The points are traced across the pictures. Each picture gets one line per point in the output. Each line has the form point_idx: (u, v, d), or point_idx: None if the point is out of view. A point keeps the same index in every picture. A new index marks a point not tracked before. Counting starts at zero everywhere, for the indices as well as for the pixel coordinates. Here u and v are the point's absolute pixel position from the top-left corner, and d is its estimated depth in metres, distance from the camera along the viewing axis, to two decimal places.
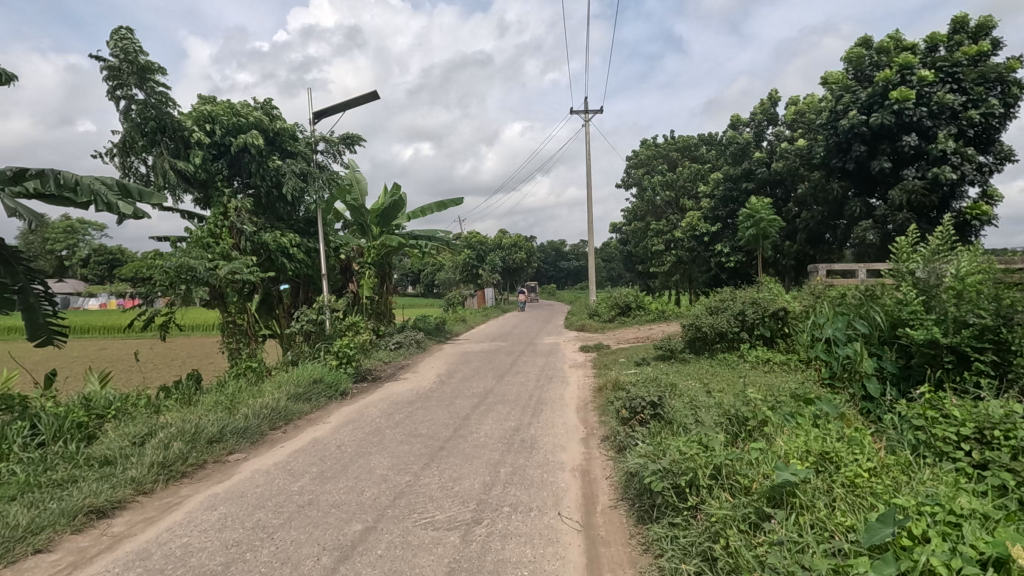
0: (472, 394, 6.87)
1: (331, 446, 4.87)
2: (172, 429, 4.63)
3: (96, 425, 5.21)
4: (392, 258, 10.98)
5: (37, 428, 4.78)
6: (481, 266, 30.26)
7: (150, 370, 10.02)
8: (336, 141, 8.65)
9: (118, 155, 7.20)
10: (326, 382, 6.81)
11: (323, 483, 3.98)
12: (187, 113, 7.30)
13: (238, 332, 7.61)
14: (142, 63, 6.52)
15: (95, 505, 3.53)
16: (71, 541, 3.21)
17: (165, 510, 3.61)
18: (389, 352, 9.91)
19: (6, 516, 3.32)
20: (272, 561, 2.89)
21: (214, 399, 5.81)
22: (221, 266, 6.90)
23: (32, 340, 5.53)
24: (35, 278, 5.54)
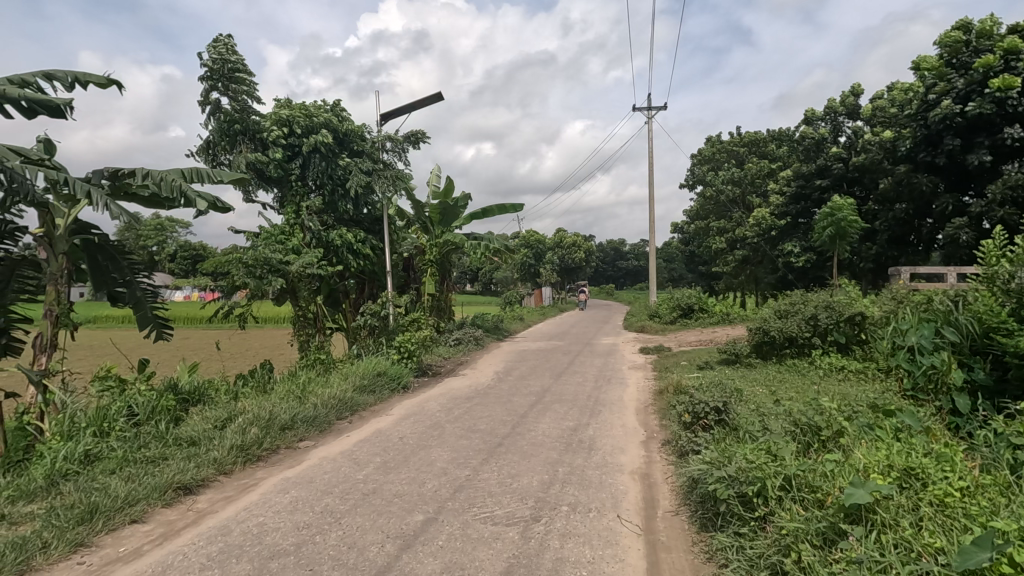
0: (529, 392, 6.90)
1: (393, 437, 5.03)
2: (250, 416, 4.94)
3: (182, 409, 5.61)
4: (452, 258, 11.19)
5: (132, 409, 5.20)
6: (540, 265, 30.28)
7: (228, 359, 10.68)
8: (400, 140, 8.91)
9: (205, 155, 7.70)
10: (389, 375, 7.05)
11: (386, 473, 4.11)
12: (267, 115, 7.73)
13: (308, 324, 8.01)
14: (234, 68, 7.00)
15: (182, 482, 3.81)
16: (161, 514, 3.49)
17: (242, 490, 3.85)
18: (449, 348, 10.12)
19: (107, 488, 3.65)
20: (340, 545, 3.01)
21: (286, 388, 6.14)
22: (294, 260, 7.28)
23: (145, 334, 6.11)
24: (138, 272, 6.04)
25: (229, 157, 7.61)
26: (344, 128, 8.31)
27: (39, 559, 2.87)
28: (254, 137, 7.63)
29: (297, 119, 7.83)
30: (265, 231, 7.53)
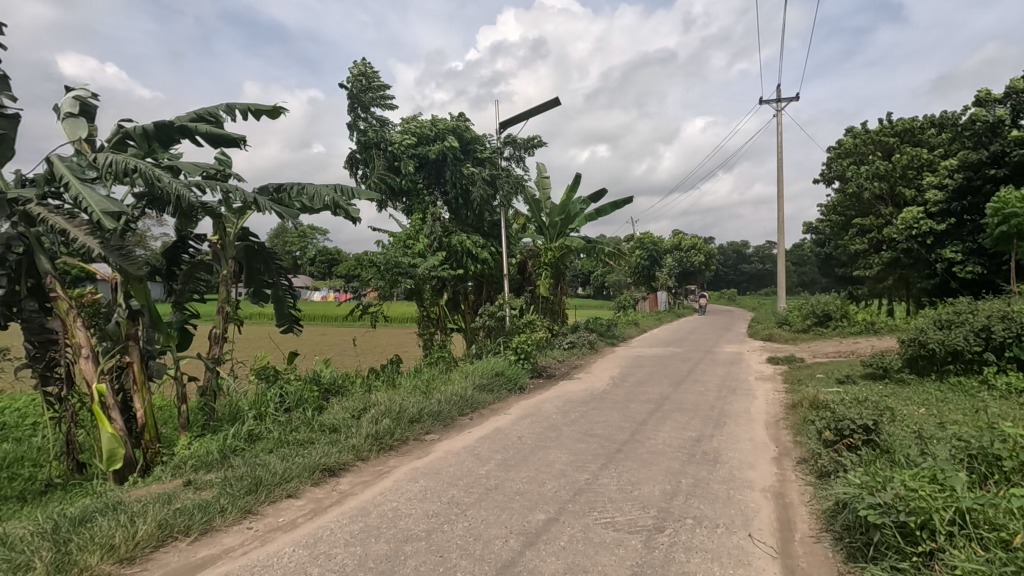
0: (648, 399, 6.71)
1: (512, 436, 5.16)
2: (383, 408, 5.35)
3: (325, 398, 6.21)
4: (567, 261, 11.15)
5: (284, 396, 5.85)
6: (655, 269, 29.31)
7: (359, 355, 11.61)
8: (519, 144, 9.13)
9: (350, 167, 8.59)
10: (506, 376, 7.24)
11: (506, 471, 4.23)
12: (400, 130, 8.34)
13: (430, 324, 8.49)
14: (371, 88, 7.69)
15: (326, 465, 4.20)
16: (311, 491, 3.88)
17: (378, 476, 4.18)
18: (563, 351, 10.18)
19: (268, 465, 4.15)
20: (466, 535, 3.16)
21: (413, 384, 6.56)
22: (421, 264, 7.79)
23: (280, 328, 7.04)
24: (282, 274, 6.79)
25: (366, 170, 8.32)
26: (467, 137, 8.70)
27: (219, 520, 3.33)
28: (386, 151, 8.20)
29: (426, 130, 8.37)
30: (393, 236, 8.09)
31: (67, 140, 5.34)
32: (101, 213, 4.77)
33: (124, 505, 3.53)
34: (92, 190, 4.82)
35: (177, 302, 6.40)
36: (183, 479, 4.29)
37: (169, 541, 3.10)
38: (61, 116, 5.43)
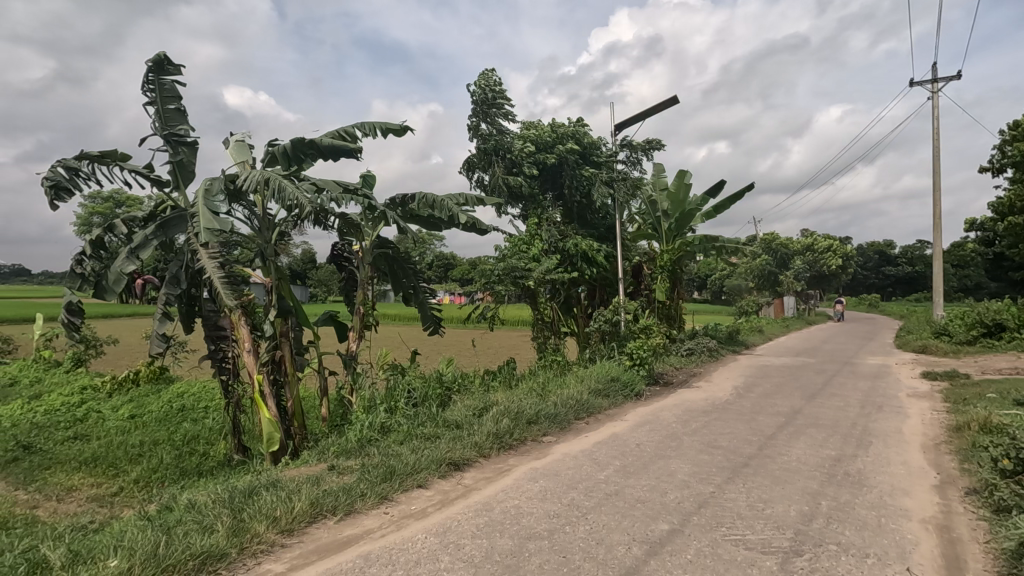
0: (777, 412, 6.24)
1: (630, 443, 5.07)
2: (503, 409, 5.53)
3: (448, 395, 6.55)
4: (684, 264, 10.65)
5: (412, 393, 6.26)
6: (782, 273, 27.13)
7: (475, 355, 12.06)
8: (637, 147, 8.98)
9: (469, 171, 8.97)
10: (622, 382, 7.13)
11: (626, 477, 4.17)
12: (518, 136, 8.57)
13: (544, 326, 8.61)
14: (493, 98, 7.99)
15: (453, 459, 4.42)
16: (439, 483, 4.11)
17: (500, 473, 4.33)
18: (681, 358, 9.81)
19: (402, 454, 4.48)
20: (589, 539, 3.16)
21: (529, 386, 6.71)
22: (536, 267, 7.95)
23: (425, 328, 7.71)
24: (421, 279, 7.33)
25: (487, 175, 8.63)
26: (585, 142, 8.77)
27: (360, 503, 3.64)
28: (506, 156, 8.45)
29: (546, 136, 8.55)
30: (510, 240, 8.34)
31: (236, 164, 6.17)
32: (204, 230, 5.48)
33: (281, 483, 3.98)
34: (209, 212, 5.57)
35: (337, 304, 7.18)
36: (327, 463, 4.75)
37: (320, 518, 3.45)
38: (230, 145, 6.30)
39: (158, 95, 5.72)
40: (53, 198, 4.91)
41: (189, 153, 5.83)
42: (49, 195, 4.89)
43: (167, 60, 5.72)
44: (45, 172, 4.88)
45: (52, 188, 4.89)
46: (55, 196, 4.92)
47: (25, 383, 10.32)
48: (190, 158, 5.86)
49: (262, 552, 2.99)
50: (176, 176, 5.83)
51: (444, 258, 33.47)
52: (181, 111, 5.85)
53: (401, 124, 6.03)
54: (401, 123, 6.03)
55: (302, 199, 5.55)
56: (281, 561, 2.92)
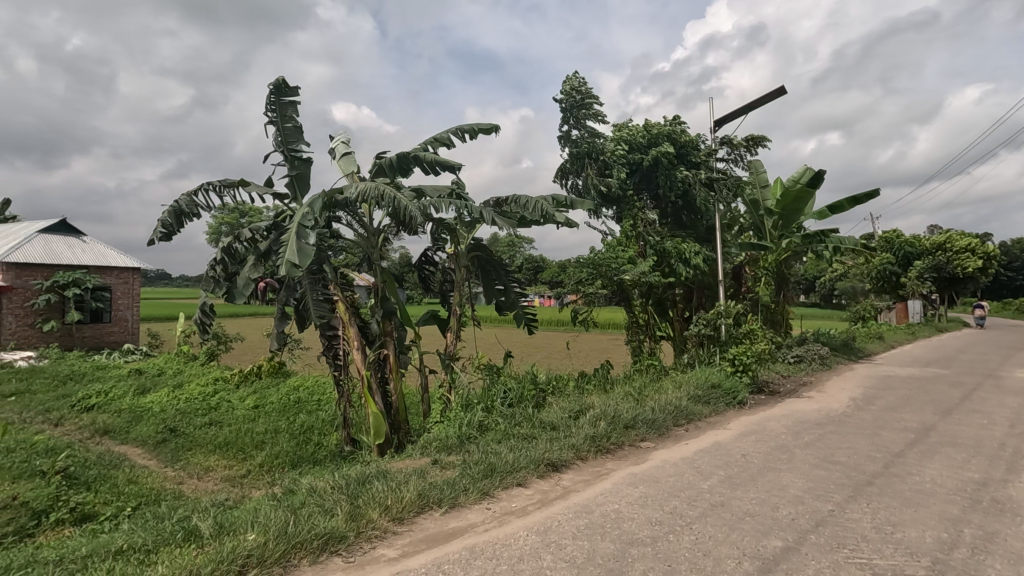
0: (904, 428, 5.65)
1: (735, 453, 4.82)
2: (599, 412, 5.48)
3: (543, 397, 6.58)
4: (791, 265, 10.00)
5: (508, 393, 6.37)
6: (906, 274, 24.53)
7: (568, 358, 12.06)
8: (737, 144, 8.54)
9: (562, 179, 9.08)
10: (724, 389, 6.80)
11: (733, 489, 3.97)
12: (610, 137, 8.48)
13: (638, 329, 8.48)
14: (584, 101, 7.98)
15: (550, 459, 4.45)
16: (538, 483, 4.16)
17: (598, 476, 4.29)
18: (788, 366, 9.17)
19: (503, 453, 4.58)
20: (695, 549, 3.06)
21: (626, 390, 6.59)
22: (630, 271, 7.71)
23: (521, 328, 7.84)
24: (512, 281, 7.44)
25: (580, 179, 8.62)
26: (681, 141, 8.51)
27: (463, 497, 3.77)
28: (598, 159, 8.41)
29: (640, 137, 8.39)
30: (605, 243, 8.30)
31: (344, 174, 6.63)
32: (285, 264, 5.63)
33: (390, 474, 4.21)
34: (293, 245, 5.65)
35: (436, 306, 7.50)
36: (430, 458, 4.98)
37: (427, 509, 3.61)
38: (337, 156, 6.78)
39: (278, 116, 6.30)
40: (159, 237, 6.01)
41: (304, 166, 6.36)
42: (156, 234, 6.00)
43: (285, 84, 6.27)
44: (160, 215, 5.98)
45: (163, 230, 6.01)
46: (160, 238, 6.01)
47: (170, 374, 11.74)
48: (306, 171, 6.39)
49: (377, 537, 3.19)
50: (293, 189, 6.38)
51: (534, 261, 33.78)
52: (298, 128, 6.39)
53: (491, 123, 6.24)
54: (491, 122, 6.24)
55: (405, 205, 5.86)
56: (393, 547, 3.09)
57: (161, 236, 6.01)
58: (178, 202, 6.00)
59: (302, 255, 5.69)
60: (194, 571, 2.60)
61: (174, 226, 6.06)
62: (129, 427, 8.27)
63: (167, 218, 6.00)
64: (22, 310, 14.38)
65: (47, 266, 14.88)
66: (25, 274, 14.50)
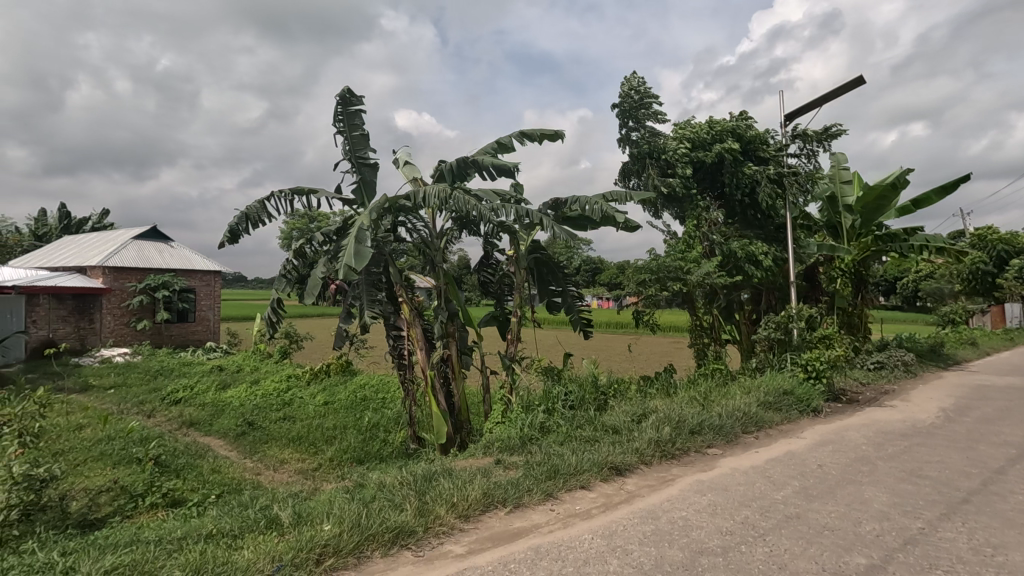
0: (1004, 442, 5.18)
1: (810, 463, 4.59)
2: (663, 416, 5.36)
3: (604, 400, 6.50)
4: (871, 265, 9.38)
5: (569, 395, 6.35)
6: (1002, 274, 22.48)
7: (629, 361, 11.85)
8: (810, 138, 8.13)
9: (622, 180, 8.98)
10: (796, 396, 6.49)
11: (809, 501, 3.79)
12: (672, 135, 8.29)
13: (703, 333, 8.19)
14: (644, 99, 7.83)
15: (614, 463, 4.39)
16: (601, 486, 4.12)
17: (663, 482, 4.20)
18: (867, 373, 8.62)
19: (566, 455, 4.57)
20: (769, 561, 2.94)
21: (691, 395, 6.40)
22: (694, 271, 7.51)
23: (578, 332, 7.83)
24: (569, 283, 7.43)
25: (640, 179, 8.48)
26: (748, 137, 8.20)
27: (527, 498, 3.79)
28: (659, 158, 8.24)
29: (704, 134, 8.14)
30: (667, 244, 8.11)
31: (407, 180, 6.83)
32: (343, 266, 5.79)
33: (455, 472, 4.29)
34: (351, 248, 5.79)
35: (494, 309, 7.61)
36: (492, 457, 5.04)
37: (492, 507, 3.66)
38: (400, 164, 6.98)
39: (346, 125, 6.57)
40: (229, 240, 6.39)
41: (371, 173, 6.61)
42: (227, 236, 6.39)
43: (352, 93, 6.53)
44: (232, 219, 6.35)
45: (233, 233, 6.39)
46: (229, 242, 6.39)
47: (247, 370, 12.47)
48: (372, 177, 6.63)
49: (444, 533, 3.26)
50: (360, 194, 6.64)
51: (592, 262, 33.47)
52: (365, 136, 6.64)
53: (554, 128, 6.25)
54: (554, 127, 6.25)
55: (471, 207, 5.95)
56: (460, 543, 3.15)
57: (229, 240, 6.40)
58: (248, 209, 6.36)
59: (359, 258, 5.79)
60: (276, 558, 2.76)
61: (242, 231, 6.42)
62: (211, 420, 8.85)
63: (237, 223, 6.38)
64: (119, 309, 15.70)
65: (140, 270, 16.18)
66: (122, 277, 15.83)
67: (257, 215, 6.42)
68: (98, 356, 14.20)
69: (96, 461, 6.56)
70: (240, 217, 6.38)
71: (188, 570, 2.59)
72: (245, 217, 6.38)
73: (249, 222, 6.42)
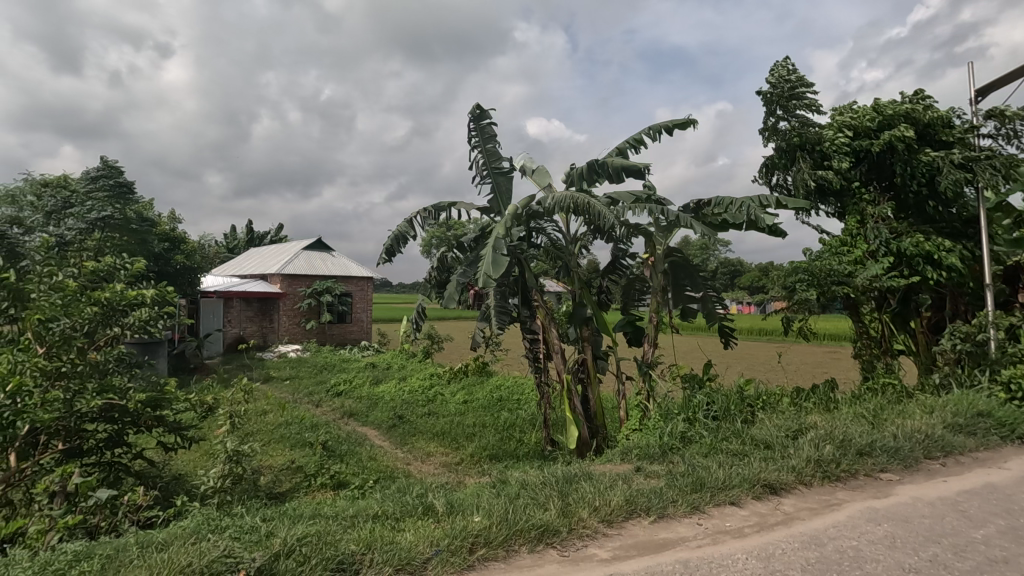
0: None
1: (1020, 501, 3.86)
2: (824, 433, 4.86)
3: (751, 412, 6.05)
4: None
5: (712, 405, 6.03)
6: None
7: (780, 373, 10.94)
8: (1010, 115, 6.86)
9: (767, 176, 8.35)
10: (995, 419, 5.50)
11: (1021, 544, 3.18)
12: (828, 124, 7.50)
13: (871, 343, 7.32)
14: (794, 87, 7.20)
15: (767, 481, 4.07)
16: (754, 504, 3.85)
17: (827, 506, 3.80)
18: None
19: (711, 468, 4.34)
20: None
21: (856, 411, 5.72)
22: (860, 273, 6.83)
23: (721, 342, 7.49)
24: (709, 287, 7.10)
25: (790, 174, 7.80)
26: (927, 119, 7.16)
27: (671, 509, 3.67)
28: (814, 150, 7.51)
29: (869, 119, 7.26)
30: (824, 243, 7.36)
31: (540, 187, 6.98)
32: (483, 275, 6.04)
33: (595, 476, 4.29)
34: (489, 258, 6.02)
35: (625, 314, 7.55)
36: (632, 464, 4.96)
37: (636, 515, 3.59)
38: (532, 171, 7.14)
39: (481, 138, 6.89)
40: (384, 258, 7.02)
41: (505, 182, 6.87)
42: (382, 255, 7.03)
43: (483, 108, 6.87)
44: (385, 240, 6.98)
45: (387, 250, 7.02)
46: (385, 263, 7.03)
47: (396, 368, 13.62)
48: (506, 185, 6.88)
49: (589, 536, 3.27)
50: (497, 203, 6.92)
51: (731, 265, 31.53)
52: (498, 147, 6.92)
53: (686, 117, 6.00)
54: (686, 116, 6.00)
55: (605, 212, 5.93)
56: (605, 548, 3.14)
57: (385, 261, 7.04)
58: (399, 230, 6.96)
59: (497, 266, 6.00)
60: (435, 541, 2.99)
61: (396, 251, 7.03)
62: (368, 411, 9.80)
63: (391, 245, 7.00)
64: (293, 311, 18.03)
65: (309, 277, 18.43)
66: (295, 283, 18.16)
67: (407, 235, 7.00)
68: (277, 351, 16.43)
69: (279, 443, 7.59)
70: (392, 239, 6.99)
71: (362, 546, 2.90)
72: (397, 238, 6.98)
73: (400, 242, 7.01)
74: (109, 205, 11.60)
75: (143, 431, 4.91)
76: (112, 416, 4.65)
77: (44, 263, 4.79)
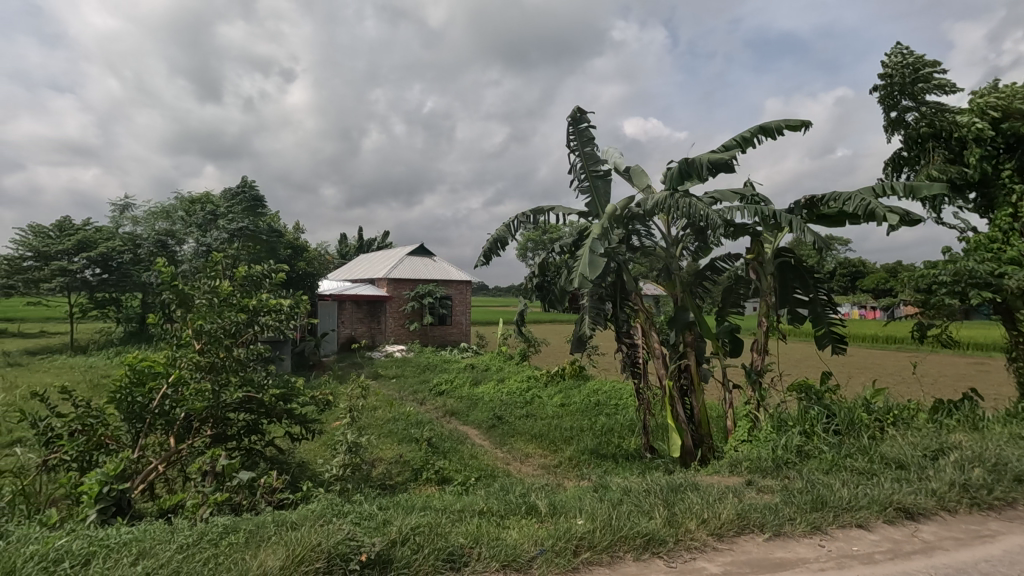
0: None
1: None
2: (972, 455, 4.29)
3: (879, 429, 5.48)
4: None
5: (833, 418, 5.56)
6: None
7: (915, 386, 9.80)
8: None
9: (893, 171, 7.59)
10: None
11: None
12: (967, 108, 6.64)
13: None
14: (918, 71, 6.49)
15: (902, 504, 3.68)
16: (885, 529, 3.49)
17: (977, 538, 3.36)
18: None
19: (833, 486, 4.00)
20: None
21: (1014, 432, 4.98)
22: (1013, 274, 5.85)
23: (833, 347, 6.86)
24: (821, 289, 6.58)
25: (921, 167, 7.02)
26: None
27: (789, 527, 3.43)
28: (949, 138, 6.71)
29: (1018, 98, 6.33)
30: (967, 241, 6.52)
31: (638, 189, 6.84)
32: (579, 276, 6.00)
33: (702, 486, 4.13)
34: (585, 260, 6.00)
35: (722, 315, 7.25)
36: (743, 477, 4.71)
37: (748, 531, 3.40)
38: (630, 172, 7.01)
39: (578, 142, 6.89)
40: (483, 259, 7.24)
41: (603, 184, 6.81)
42: (479, 257, 7.25)
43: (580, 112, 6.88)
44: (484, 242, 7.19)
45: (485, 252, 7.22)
46: (484, 264, 7.25)
47: (494, 369, 13.95)
48: (604, 188, 6.82)
49: (697, 548, 3.16)
50: (595, 206, 6.87)
51: (854, 266, 28.80)
52: (595, 150, 6.88)
53: (797, 120, 5.60)
54: (798, 119, 5.60)
55: (707, 211, 5.69)
56: (714, 562, 3.02)
57: (483, 262, 7.25)
58: (497, 233, 7.14)
59: (592, 268, 5.94)
60: (539, 540, 3.06)
61: (494, 253, 7.22)
62: (468, 411, 10.14)
63: (489, 247, 7.20)
64: (398, 313, 19.08)
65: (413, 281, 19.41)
66: (401, 287, 19.21)
67: (505, 237, 7.17)
68: (384, 351, 17.47)
69: (388, 437, 8.08)
70: (491, 241, 7.18)
71: (470, 540, 3.02)
72: (495, 241, 7.17)
73: (498, 245, 7.19)
74: (245, 218, 13.04)
75: (274, 421, 5.43)
76: (250, 407, 5.21)
77: (201, 272, 5.52)
